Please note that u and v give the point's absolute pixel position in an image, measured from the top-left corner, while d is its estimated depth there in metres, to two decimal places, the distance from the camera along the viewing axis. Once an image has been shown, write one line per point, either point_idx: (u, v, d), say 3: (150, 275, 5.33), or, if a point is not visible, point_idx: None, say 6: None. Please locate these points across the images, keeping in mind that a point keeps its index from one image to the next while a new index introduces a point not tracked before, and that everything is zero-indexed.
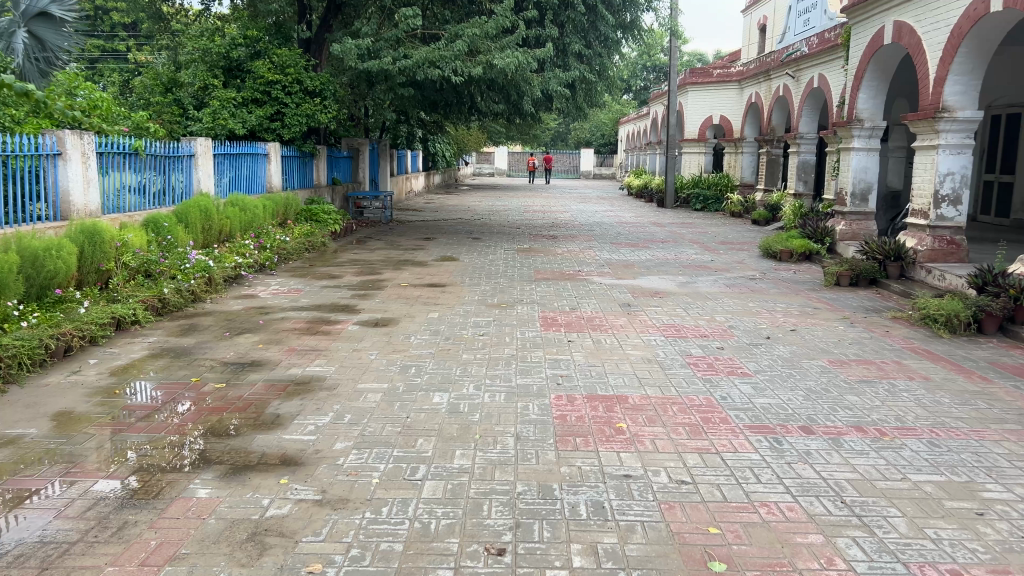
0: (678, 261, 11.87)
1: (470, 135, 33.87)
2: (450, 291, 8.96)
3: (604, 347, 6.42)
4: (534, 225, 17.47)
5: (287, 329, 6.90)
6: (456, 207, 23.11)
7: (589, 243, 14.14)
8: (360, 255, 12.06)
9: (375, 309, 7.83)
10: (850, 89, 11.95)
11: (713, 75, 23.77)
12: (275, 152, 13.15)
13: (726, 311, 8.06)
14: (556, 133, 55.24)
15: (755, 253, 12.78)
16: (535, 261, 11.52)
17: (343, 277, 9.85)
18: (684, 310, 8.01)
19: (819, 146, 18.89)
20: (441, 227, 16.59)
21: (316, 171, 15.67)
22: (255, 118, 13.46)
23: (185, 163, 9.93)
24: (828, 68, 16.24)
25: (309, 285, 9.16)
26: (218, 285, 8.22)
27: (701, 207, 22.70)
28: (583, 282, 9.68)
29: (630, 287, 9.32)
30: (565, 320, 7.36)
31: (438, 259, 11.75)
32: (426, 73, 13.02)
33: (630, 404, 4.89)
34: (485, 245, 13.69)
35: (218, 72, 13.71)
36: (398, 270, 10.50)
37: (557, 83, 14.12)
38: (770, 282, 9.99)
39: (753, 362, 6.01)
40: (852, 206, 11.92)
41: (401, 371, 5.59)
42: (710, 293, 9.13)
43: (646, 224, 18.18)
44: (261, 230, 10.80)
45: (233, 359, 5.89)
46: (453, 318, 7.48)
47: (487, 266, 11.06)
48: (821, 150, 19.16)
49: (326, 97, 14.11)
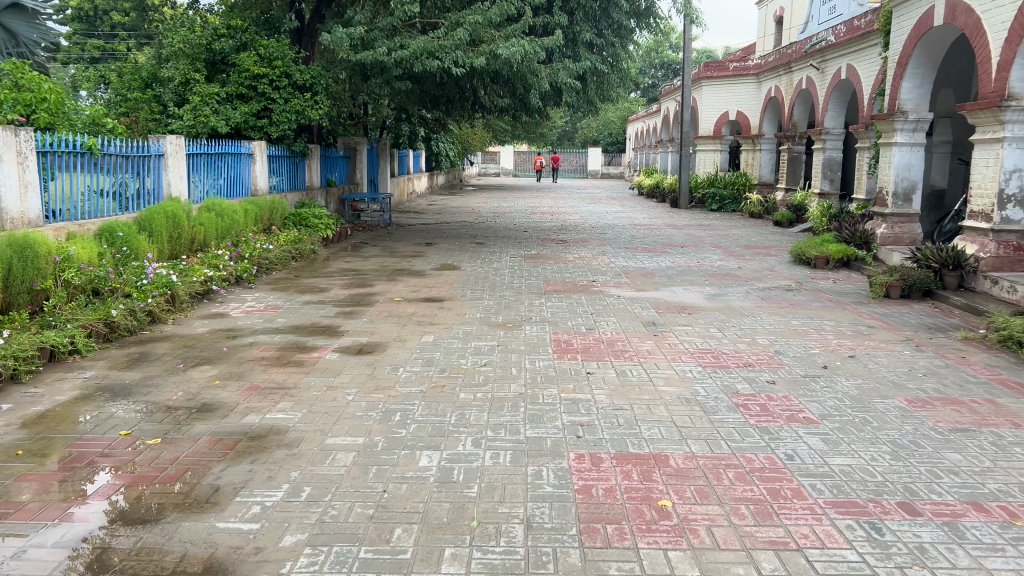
0: (701, 269, 10.78)
1: (476, 134, 32.82)
2: (449, 307, 7.89)
3: (631, 381, 5.33)
4: (542, 227, 16.40)
5: (254, 358, 5.84)
6: (459, 209, 22.09)
7: (602, 248, 13.08)
8: (354, 264, 11.03)
9: (362, 331, 6.76)
10: (891, 78, 10.84)
11: (729, 69, 22.65)
12: (261, 152, 12.09)
13: (767, 331, 6.96)
14: (562, 133, 54.14)
15: (785, 259, 11.68)
16: (545, 270, 10.44)
17: (330, 290, 8.79)
18: (719, 330, 6.91)
19: (845, 142, 17.75)
20: (444, 232, 15.53)
21: (309, 172, 14.63)
22: (240, 115, 12.42)
23: (152, 164, 8.84)
24: (857, 58, 15.14)
25: (290, 300, 8.09)
26: (182, 303, 7.15)
27: (717, 208, 21.56)
28: (599, 295, 8.60)
29: (654, 301, 8.24)
30: (581, 345, 6.28)
31: (438, 268, 10.68)
32: (425, 64, 11.98)
33: (673, 470, 3.82)
34: (489, 251, 12.63)
35: (200, 65, 12.67)
36: (392, 281, 9.45)
37: (567, 74, 13.06)
38: (809, 294, 8.89)
39: (815, 404, 4.91)
40: (893, 207, 10.86)
41: (383, 419, 4.51)
42: (745, 307, 8.03)
43: (661, 226, 17.10)
44: (241, 238, 9.72)
45: (179, 402, 4.82)
46: (452, 342, 6.41)
47: (491, 276, 9.99)
48: (847, 147, 18.02)
49: (318, 92, 13.03)
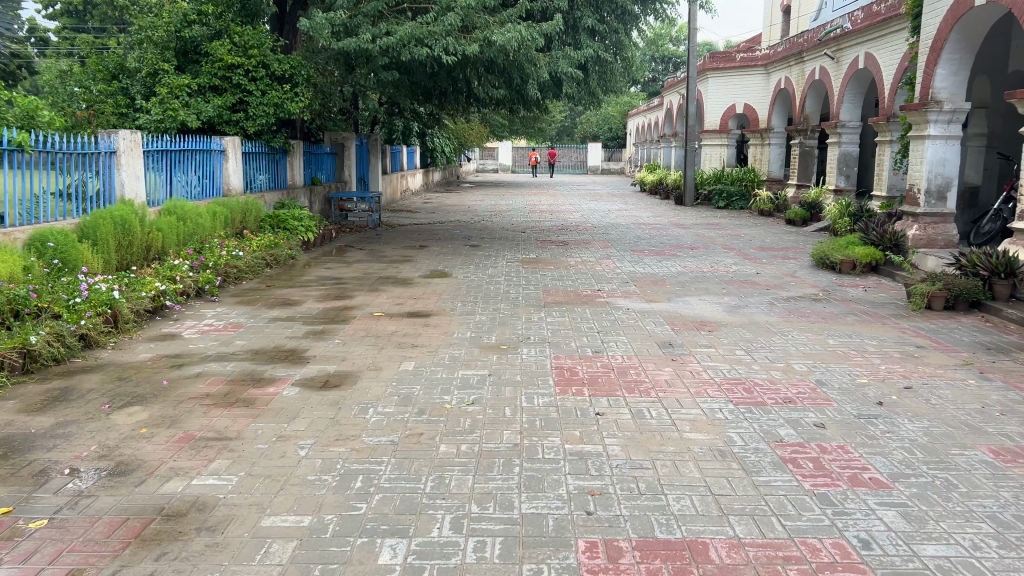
0: (717, 275, 9.81)
1: (472, 129, 31.78)
2: (435, 323, 6.93)
3: (651, 426, 4.37)
4: (541, 228, 15.46)
5: (197, 396, 4.87)
6: (455, 208, 21.16)
7: (605, 251, 12.12)
8: (335, 270, 10.07)
9: (330, 357, 5.79)
10: (923, 65, 9.87)
11: (736, 60, 21.68)
12: (234, 149, 11.08)
13: (802, 353, 6.00)
14: (561, 128, 53.17)
15: (806, 263, 10.71)
16: (544, 278, 9.49)
17: (303, 303, 7.83)
18: (747, 353, 5.96)
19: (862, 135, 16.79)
20: (436, 233, 14.58)
21: (292, 170, 13.66)
22: (212, 108, 11.42)
23: (101, 161, 7.83)
24: (877, 45, 14.22)
25: (255, 317, 7.13)
26: (124, 324, 6.18)
27: (724, 205, 20.68)
28: (605, 308, 7.65)
29: (667, 316, 7.29)
30: (587, 374, 5.31)
31: (427, 275, 9.71)
32: (412, 52, 11.01)
33: (717, 571, 2.87)
34: (485, 254, 11.68)
35: (170, 54, 11.66)
36: (374, 292, 8.49)
37: (566, 63, 12.18)
38: (840, 305, 7.93)
39: (880, 458, 3.96)
40: (926, 206, 9.92)
41: (340, 486, 3.57)
42: (771, 323, 7.08)
43: (667, 225, 16.16)
44: (206, 243, 8.74)
45: (90, 461, 3.86)
46: (435, 370, 5.44)
47: (485, 284, 9.03)
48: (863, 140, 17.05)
49: (298, 83, 12.09)
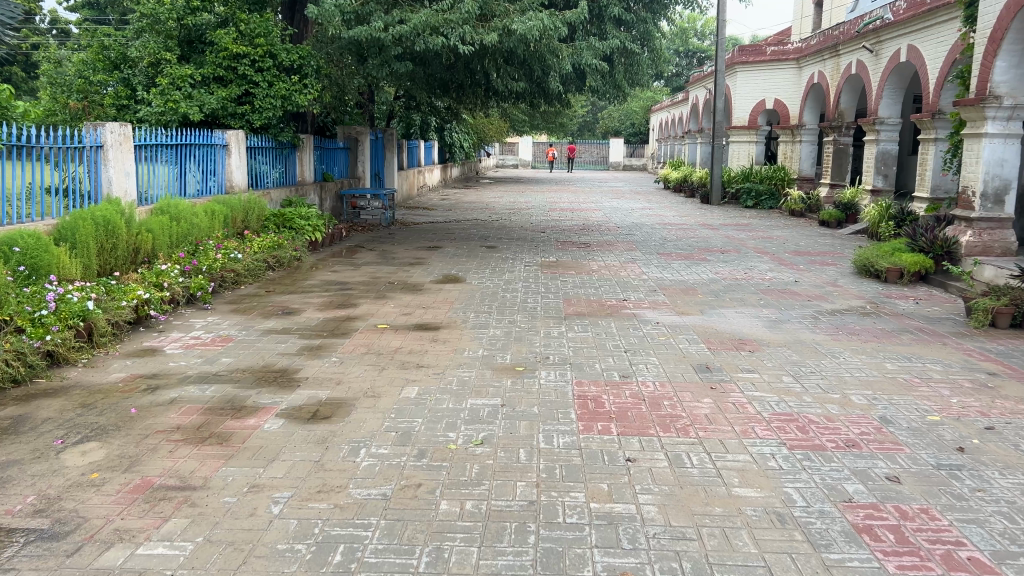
0: (752, 283, 9.07)
1: (492, 124, 31.09)
2: (444, 338, 6.25)
3: (693, 478, 3.69)
4: (561, 228, 14.75)
5: (165, 429, 4.23)
6: (473, 205, 20.50)
7: (630, 254, 11.41)
8: (342, 274, 9.43)
9: (324, 380, 5.14)
10: (980, 57, 9.05)
11: (767, 54, 20.83)
12: (237, 143, 10.45)
13: (860, 381, 5.27)
14: (582, 124, 52.31)
15: (848, 271, 9.93)
16: (565, 285, 8.79)
17: (303, 312, 7.19)
18: (795, 381, 5.24)
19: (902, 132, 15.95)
20: (452, 232, 13.91)
21: (301, 166, 13.02)
22: (216, 100, 10.83)
23: (87, 156, 7.24)
24: (922, 37, 13.39)
25: (247, 329, 6.50)
26: (100, 337, 5.59)
27: (753, 204, 19.76)
28: (632, 322, 6.94)
29: (702, 332, 6.57)
30: (615, 408, 4.61)
31: (438, 280, 9.04)
32: (427, 42, 10.34)
33: None
34: (502, 257, 11.00)
35: (173, 43, 11.07)
36: (381, 299, 7.84)
37: (591, 55, 11.50)
38: (893, 320, 7.17)
39: (976, 528, 3.24)
40: (981, 211, 9.13)
41: (315, 562, 2.91)
42: (818, 342, 6.34)
43: (694, 226, 15.40)
44: (201, 245, 8.13)
45: (23, 517, 3.23)
46: (440, 400, 4.76)
47: (501, 291, 8.35)
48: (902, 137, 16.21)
49: (307, 74, 11.47)
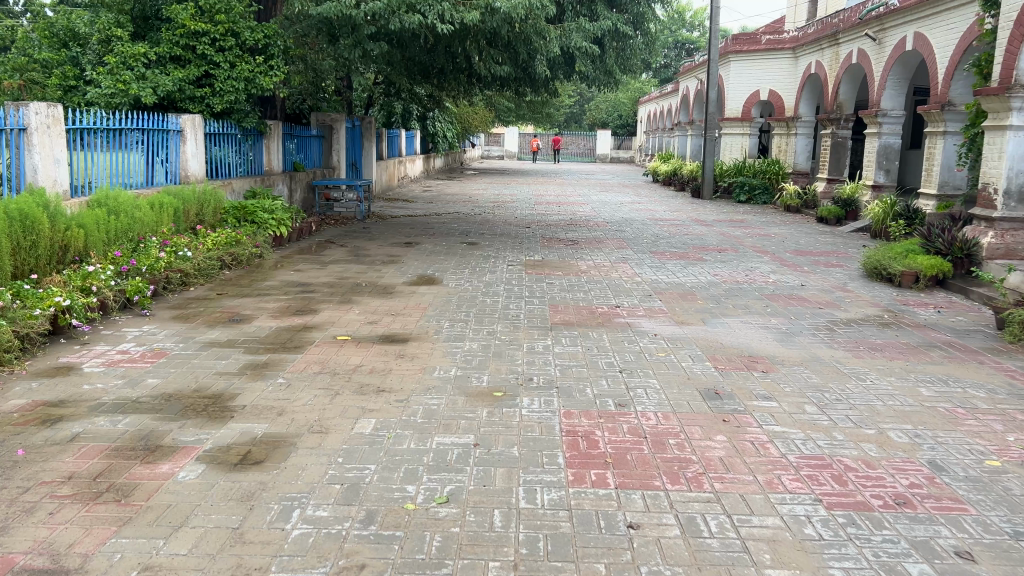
0: (754, 287, 8.31)
1: (476, 113, 30.20)
2: (412, 354, 5.43)
3: (713, 555, 2.90)
4: (548, 223, 13.95)
5: (53, 480, 3.39)
6: (455, 197, 19.67)
7: (620, 252, 10.63)
8: (306, 273, 8.59)
9: (263, 409, 4.32)
10: (1005, 42, 8.30)
11: (762, 43, 20.04)
12: (193, 129, 9.55)
13: (895, 412, 4.51)
14: (569, 114, 51.48)
15: (856, 273, 9.19)
16: (551, 288, 7.98)
17: (255, 319, 6.35)
18: (821, 413, 4.46)
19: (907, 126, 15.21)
20: (431, 227, 13.08)
21: (268, 154, 12.13)
22: (172, 81, 9.92)
23: (7, 140, 6.36)
24: (931, 24, 12.65)
25: (186, 341, 5.65)
26: (3, 354, 4.76)
27: (746, 199, 19.12)
28: (626, 334, 6.16)
29: (705, 347, 5.79)
30: (612, 450, 3.81)
31: (412, 282, 8.22)
32: (402, 20, 9.49)
33: None
34: (483, 255, 10.19)
35: (126, 19, 10.15)
36: (346, 304, 7.01)
37: (581, 37, 10.82)
38: (917, 333, 6.42)
39: None
40: (1003, 210, 8.42)
41: None
42: (838, 360, 5.58)
43: (687, 222, 14.65)
44: (145, 242, 7.27)
45: None
46: (401, 437, 3.95)
47: (481, 296, 7.54)
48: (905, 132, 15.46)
49: (273, 55, 10.59)
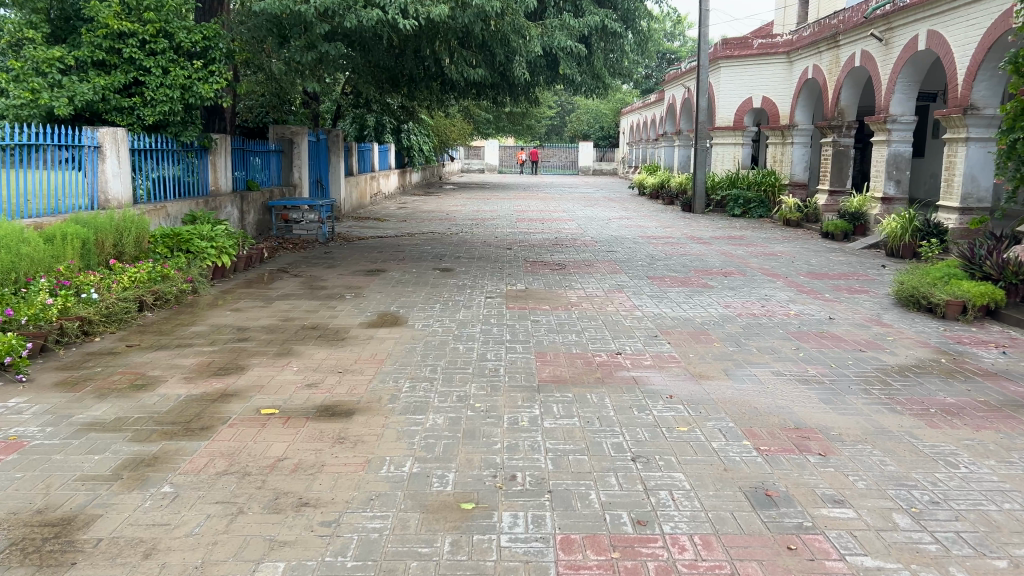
0: (777, 322, 7.03)
1: (454, 125, 28.95)
2: (355, 438, 4.09)
3: None
4: (530, 243, 12.67)
5: None
6: (431, 214, 18.36)
7: (614, 279, 9.35)
8: (246, 312, 7.24)
9: (124, 550, 2.97)
10: None
11: (754, 47, 18.88)
12: (115, 144, 8.14)
13: (1022, 524, 3.24)
14: (550, 126, 50.33)
15: (887, 302, 7.97)
16: (537, 329, 6.67)
17: (161, 385, 4.97)
18: (921, 529, 3.18)
19: (939, 130, 14.22)
20: (401, 250, 11.77)
21: (215, 172, 10.78)
22: (92, 89, 8.56)
23: None
24: (948, 21, 11.49)
25: (57, 423, 4.27)
26: None
27: (741, 212, 18.05)
28: (633, 396, 4.85)
29: (737, 415, 4.50)
30: None
31: (371, 322, 6.89)
32: (359, 16, 8.21)
33: None
34: (458, 285, 8.87)
35: (39, 18, 8.80)
36: (284, 357, 5.66)
37: (564, 35, 9.58)
38: (992, 386, 5.17)
39: None
40: None
41: None
42: (914, 432, 4.30)
43: (683, 240, 13.40)
44: (34, 283, 5.93)
45: None
46: None
47: (452, 341, 6.22)
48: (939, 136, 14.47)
49: (213, 60, 9.25)
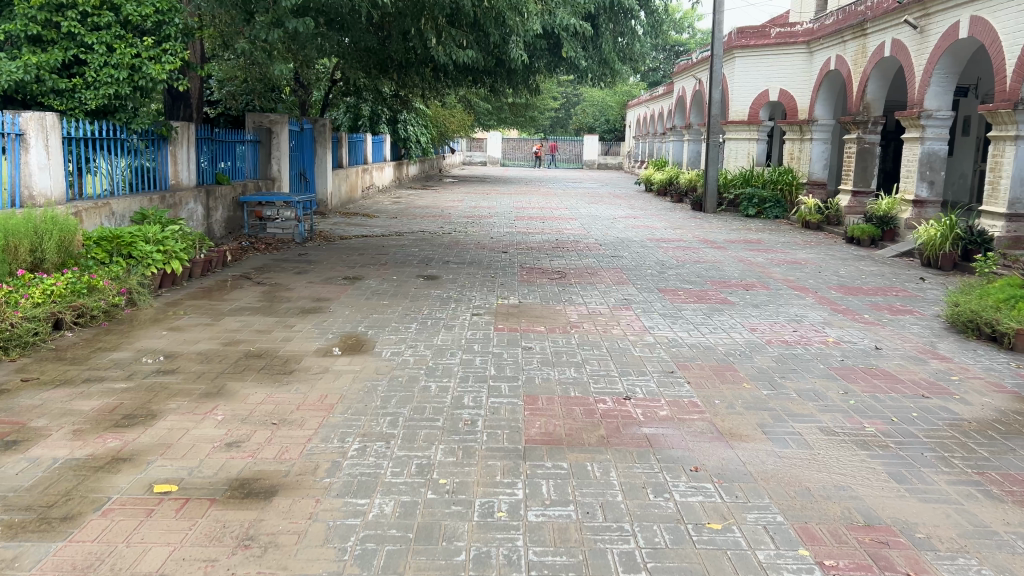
0: (815, 353, 5.89)
1: (453, 116, 27.69)
2: (267, 542, 2.97)
3: None
4: (528, 246, 11.55)
5: None
6: (424, 211, 17.22)
7: (620, 291, 8.21)
8: (185, 332, 6.12)
9: None
10: None
11: (771, 36, 17.63)
12: (42, 131, 7.04)
13: None
14: (555, 118, 49.02)
15: (939, 326, 6.83)
16: (528, 359, 5.54)
17: (37, 445, 3.84)
18: None
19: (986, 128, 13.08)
20: (385, 252, 10.66)
21: (176, 164, 9.64)
22: (22, 68, 7.42)
23: None
24: (995, 6, 10.29)
25: None
26: None
27: (755, 212, 16.88)
28: (647, 466, 3.74)
29: (789, 504, 3.37)
30: None
31: (331, 347, 5.77)
32: None
33: None
34: (441, 297, 7.75)
35: None
36: (212, 401, 4.53)
37: (567, 12, 8.47)
38: None
39: None
40: None
41: None
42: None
43: (696, 244, 12.23)
44: None
45: None
46: None
47: (423, 377, 5.09)
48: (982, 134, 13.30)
49: (167, 36, 8.14)
